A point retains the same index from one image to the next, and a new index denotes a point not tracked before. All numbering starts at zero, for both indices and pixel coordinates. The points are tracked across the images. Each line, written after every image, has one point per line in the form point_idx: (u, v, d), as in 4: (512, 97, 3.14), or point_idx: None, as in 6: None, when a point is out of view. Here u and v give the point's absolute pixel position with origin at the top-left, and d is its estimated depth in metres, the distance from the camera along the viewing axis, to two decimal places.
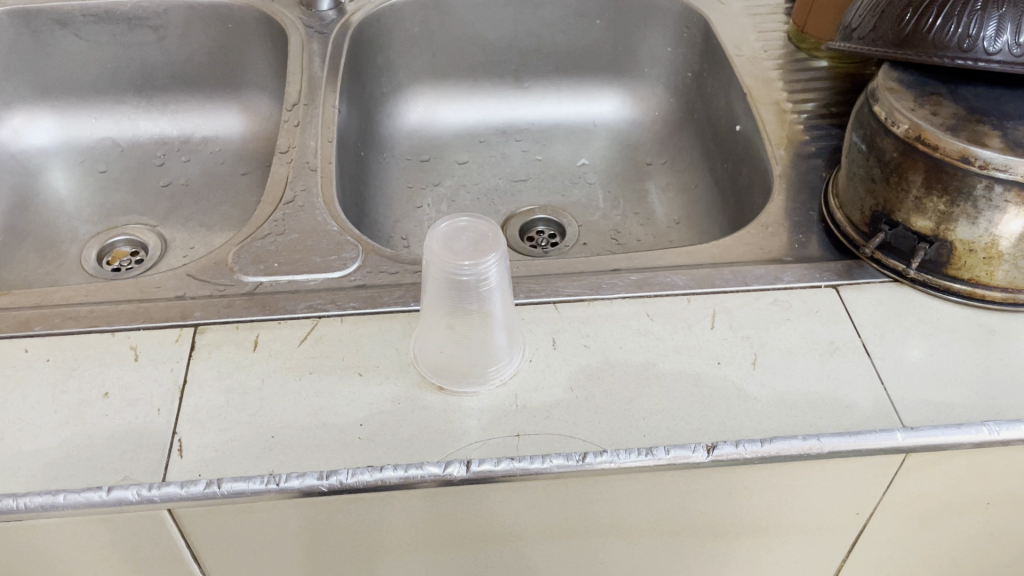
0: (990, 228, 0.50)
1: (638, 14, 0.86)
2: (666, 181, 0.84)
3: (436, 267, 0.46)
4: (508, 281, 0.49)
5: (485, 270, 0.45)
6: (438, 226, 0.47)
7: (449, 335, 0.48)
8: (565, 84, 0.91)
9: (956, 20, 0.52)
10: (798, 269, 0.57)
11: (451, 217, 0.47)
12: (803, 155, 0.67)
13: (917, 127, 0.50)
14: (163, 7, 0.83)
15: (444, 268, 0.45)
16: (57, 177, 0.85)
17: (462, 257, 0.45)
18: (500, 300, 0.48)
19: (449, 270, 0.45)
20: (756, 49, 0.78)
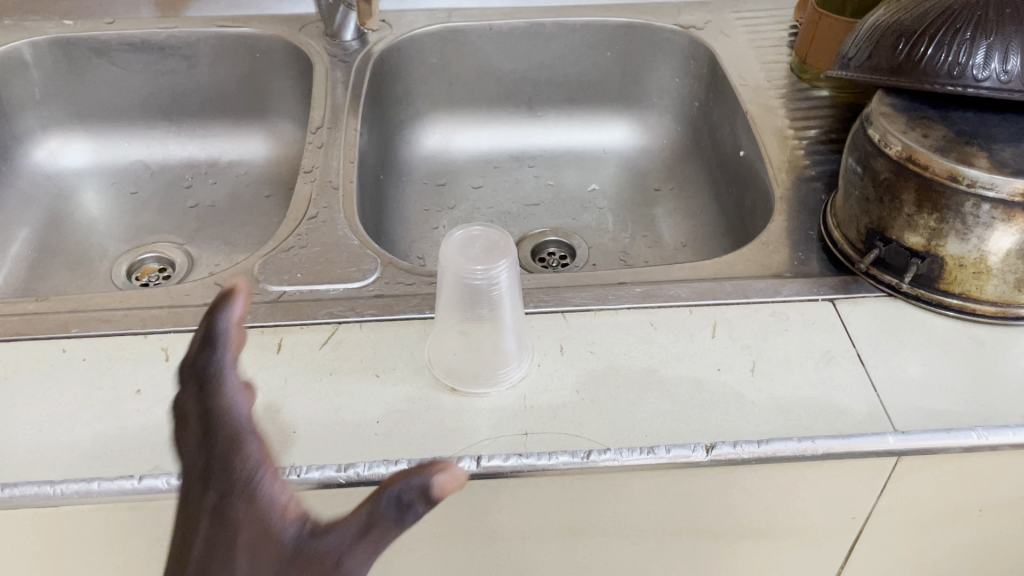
0: (979, 244, 0.52)
1: (647, 46, 0.90)
2: (672, 207, 0.87)
3: (449, 274, 0.49)
4: (518, 291, 0.52)
5: (496, 275, 0.49)
6: (454, 236, 0.51)
7: (460, 343, 0.52)
8: (577, 113, 0.95)
9: (946, 49, 0.56)
10: (797, 284, 0.59)
11: (465, 228, 0.51)
12: (803, 179, 0.70)
13: (909, 148, 0.53)
14: (194, 37, 0.87)
15: (456, 274, 0.49)
16: (90, 197, 0.89)
17: (474, 263, 0.48)
18: (511, 308, 0.51)
19: (462, 275, 0.49)
20: (760, 79, 0.82)
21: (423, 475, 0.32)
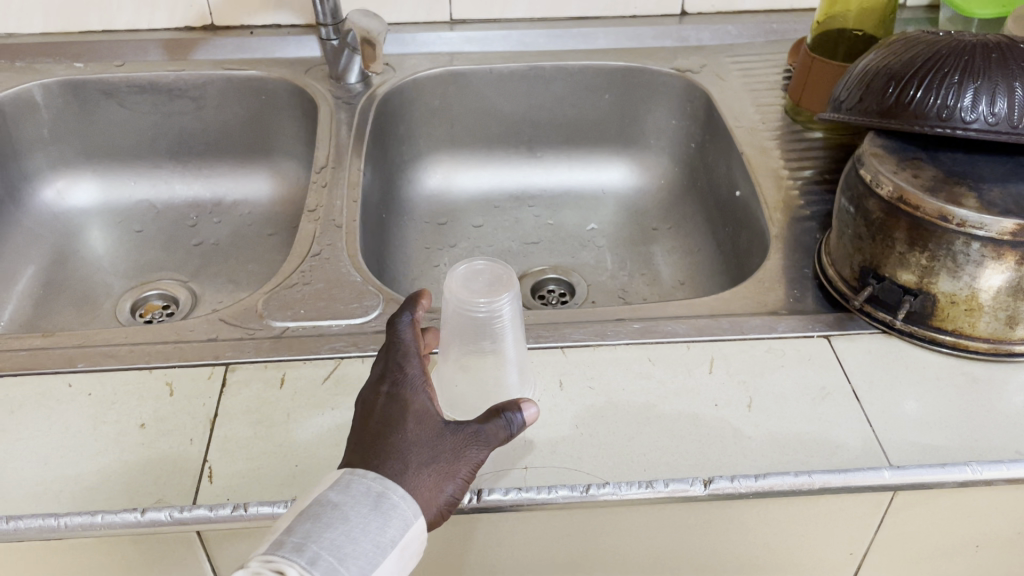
0: (970, 281, 0.53)
1: (644, 89, 0.92)
2: (670, 245, 0.88)
3: (454, 305, 0.50)
4: (521, 324, 0.52)
5: (500, 308, 0.49)
6: (457, 270, 0.51)
7: (464, 377, 0.52)
8: (575, 154, 0.97)
9: (935, 92, 0.57)
10: (793, 321, 0.60)
11: (468, 262, 0.52)
12: (798, 218, 0.71)
13: (900, 189, 0.54)
14: (202, 80, 0.89)
15: (461, 305, 0.50)
16: (95, 235, 0.90)
17: (478, 295, 0.49)
18: (514, 341, 0.51)
19: (466, 308, 0.49)
20: (755, 121, 0.83)
21: (527, 404, 0.45)
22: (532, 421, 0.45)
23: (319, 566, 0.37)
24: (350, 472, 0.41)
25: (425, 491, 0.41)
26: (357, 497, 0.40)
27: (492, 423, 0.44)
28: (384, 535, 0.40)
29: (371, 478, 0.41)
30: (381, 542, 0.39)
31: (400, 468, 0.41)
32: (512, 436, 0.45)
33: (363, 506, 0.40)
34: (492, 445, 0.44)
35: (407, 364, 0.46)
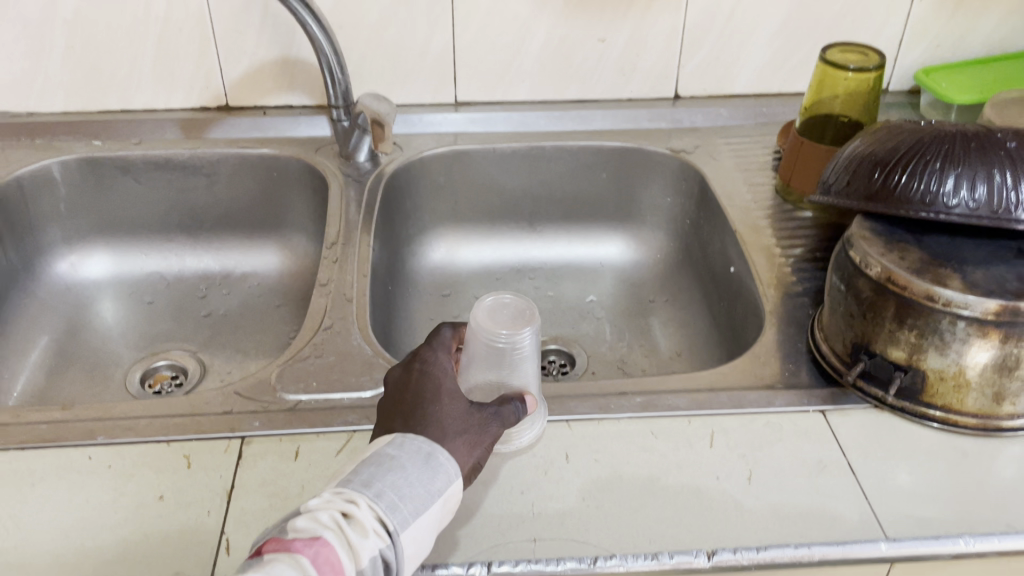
0: (957, 358, 0.56)
1: (641, 168, 0.96)
2: (667, 318, 0.91)
3: (478, 330, 0.54)
4: (536, 355, 0.58)
5: (519, 340, 0.54)
6: (481, 302, 0.56)
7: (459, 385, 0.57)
8: (575, 228, 1.00)
9: (918, 178, 0.61)
10: (788, 395, 0.63)
11: (491, 296, 0.57)
12: (791, 294, 0.74)
13: (888, 270, 0.58)
14: (215, 157, 0.93)
15: (485, 334, 0.54)
16: (106, 307, 0.92)
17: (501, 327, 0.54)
18: (528, 371, 0.57)
19: (489, 338, 0.54)
20: (747, 199, 0.87)
21: (528, 396, 0.56)
22: (529, 411, 0.56)
23: (382, 500, 0.45)
24: (400, 435, 0.49)
25: (461, 455, 0.50)
26: (411, 451, 0.48)
27: (508, 407, 0.53)
28: (434, 484, 0.47)
29: (421, 440, 0.48)
30: (432, 490, 0.47)
31: (442, 430, 0.50)
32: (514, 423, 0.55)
33: (416, 458, 0.47)
34: (505, 425, 0.53)
35: (432, 351, 0.55)
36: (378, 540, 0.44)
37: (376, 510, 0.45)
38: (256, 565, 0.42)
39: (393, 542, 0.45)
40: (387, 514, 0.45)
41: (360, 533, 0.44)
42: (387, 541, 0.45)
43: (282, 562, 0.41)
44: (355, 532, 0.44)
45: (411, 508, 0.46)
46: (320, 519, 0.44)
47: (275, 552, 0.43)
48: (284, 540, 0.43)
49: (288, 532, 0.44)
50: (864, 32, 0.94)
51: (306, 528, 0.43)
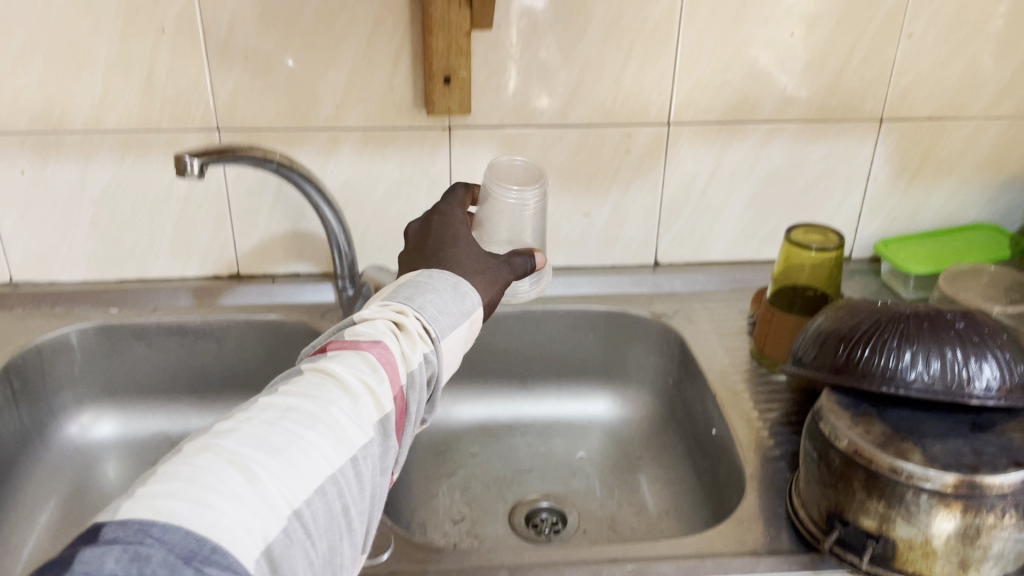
0: (923, 528, 0.60)
1: (625, 330, 1.03)
2: (654, 474, 0.95)
3: (495, 197, 0.72)
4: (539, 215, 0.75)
5: (528, 200, 0.71)
6: (498, 161, 0.74)
7: (481, 233, 0.74)
8: (564, 386, 1.05)
9: (879, 354, 0.68)
10: (770, 562, 0.67)
11: (509, 158, 0.75)
12: (769, 457, 0.79)
13: (856, 442, 0.63)
14: (225, 323, 0.98)
15: (498, 193, 0.71)
16: (111, 467, 0.95)
17: (514, 187, 0.71)
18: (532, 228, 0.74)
19: (505, 202, 0.71)
20: (725, 362, 0.93)
21: (535, 253, 0.70)
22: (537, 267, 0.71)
23: (425, 312, 0.58)
24: (427, 274, 0.62)
25: (479, 286, 0.64)
26: (440, 281, 0.61)
27: (515, 259, 0.68)
28: (461, 306, 0.61)
29: (448, 276, 0.62)
30: (463, 311, 0.61)
31: (463, 271, 0.65)
32: (524, 275, 0.70)
33: (444, 286, 0.61)
34: (513, 272, 0.68)
35: (449, 210, 0.73)
36: (424, 344, 0.57)
37: (419, 320, 0.57)
38: (324, 359, 0.54)
39: (434, 346, 0.57)
40: (430, 324, 0.57)
41: (408, 339, 0.56)
42: (430, 347, 0.57)
43: (352, 354, 0.54)
44: (407, 323, 0.57)
45: (446, 321, 0.59)
46: (376, 327, 0.56)
47: (343, 348, 0.54)
48: (349, 340, 0.55)
49: (347, 336, 0.56)
50: (825, 207, 1.04)
51: (366, 335, 0.55)
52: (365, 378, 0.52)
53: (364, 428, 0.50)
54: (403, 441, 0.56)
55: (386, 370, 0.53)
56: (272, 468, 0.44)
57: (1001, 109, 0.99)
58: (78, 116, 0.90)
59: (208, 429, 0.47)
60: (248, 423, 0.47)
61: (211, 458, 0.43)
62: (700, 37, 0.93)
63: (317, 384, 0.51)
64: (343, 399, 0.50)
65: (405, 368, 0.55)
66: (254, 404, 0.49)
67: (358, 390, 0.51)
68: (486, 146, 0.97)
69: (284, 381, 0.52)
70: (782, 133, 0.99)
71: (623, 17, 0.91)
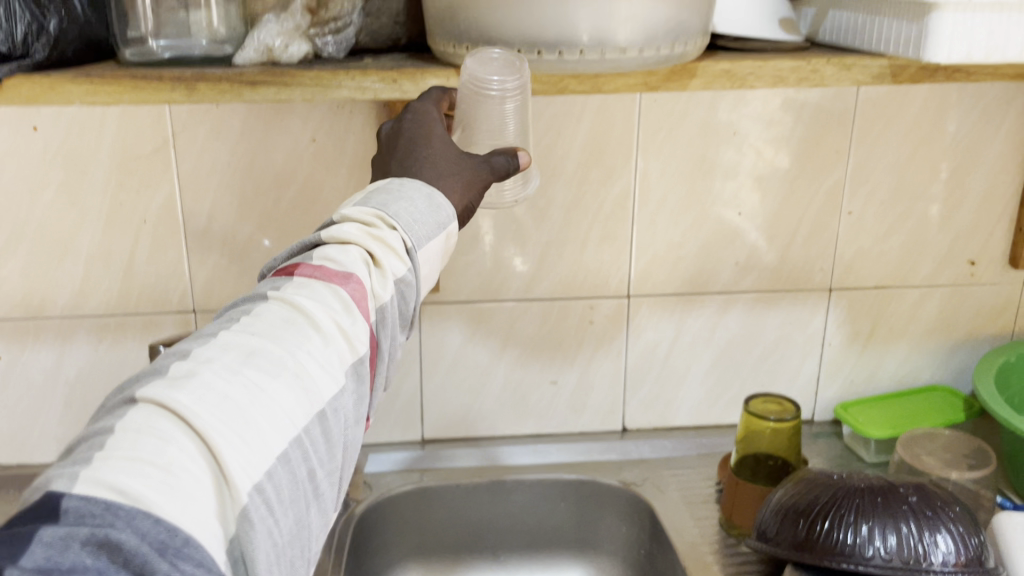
0: None
1: (596, 500, 1.03)
2: None
3: (468, 80, 0.62)
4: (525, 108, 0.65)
5: (507, 88, 0.62)
6: (475, 52, 0.63)
7: (462, 135, 0.65)
8: (536, 558, 1.03)
9: (838, 529, 0.69)
10: None
11: (489, 44, 0.65)
12: None
13: None
14: None
15: (475, 80, 0.61)
16: None
17: (491, 78, 0.61)
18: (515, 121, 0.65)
19: (480, 89, 0.62)
20: (694, 534, 0.93)
21: (520, 151, 0.63)
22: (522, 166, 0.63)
23: (400, 219, 0.56)
24: (398, 182, 0.59)
25: (454, 193, 0.60)
26: (412, 189, 0.59)
27: (495, 158, 0.62)
28: (439, 211, 0.59)
29: (424, 188, 0.59)
30: (441, 221, 0.59)
31: (436, 172, 0.61)
32: (507, 175, 0.63)
33: (417, 196, 0.58)
34: (493, 173, 0.62)
35: (424, 106, 0.64)
36: (399, 262, 0.56)
37: (399, 236, 0.56)
38: (292, 283, 0.53)
39: (412, 259, 0.57)
40: (408, 233, 0.56)
41: (379, 276, 0.56)
42: (404, 266, 0.57)
43: (322, 285, 0.53)
44: (380, 249, 0.56)
45: (423, 231, 0.57)
46: (348, 255, 0.54)
47: (311, 276, 0.53)
48: (319, 265, 0.54)
49: (315, 260, 0.55)
50: (784, 371, 1.07)
51: (337, 262, 0.54)
52: (338, 319, 0.52)
53: (333, 373, 0.51)
54: (378, 384, 0.58)
55: (359, 309, 0.53)
56: (232, 432, 0.43)
57: (942, 279, 1.04)
58: (57, 302, 0.93)
59: (164, 371, 0.45)
60: (208, 366, 0.45)
61: (168, 419, 0.42)
62: (654, 218, 0.98)
63: (284, 323, 0.50)
64: (311, 339, 0.50)
65: (375, 303, 0.55)
66: (216, 342, 0.48)
67: (328, 331, 0.51)
68: (454, 322, 1.01)
69: (244, 313, 0.51)
70: (737, 303, 1.04)
71: (580, 200, 0.97)
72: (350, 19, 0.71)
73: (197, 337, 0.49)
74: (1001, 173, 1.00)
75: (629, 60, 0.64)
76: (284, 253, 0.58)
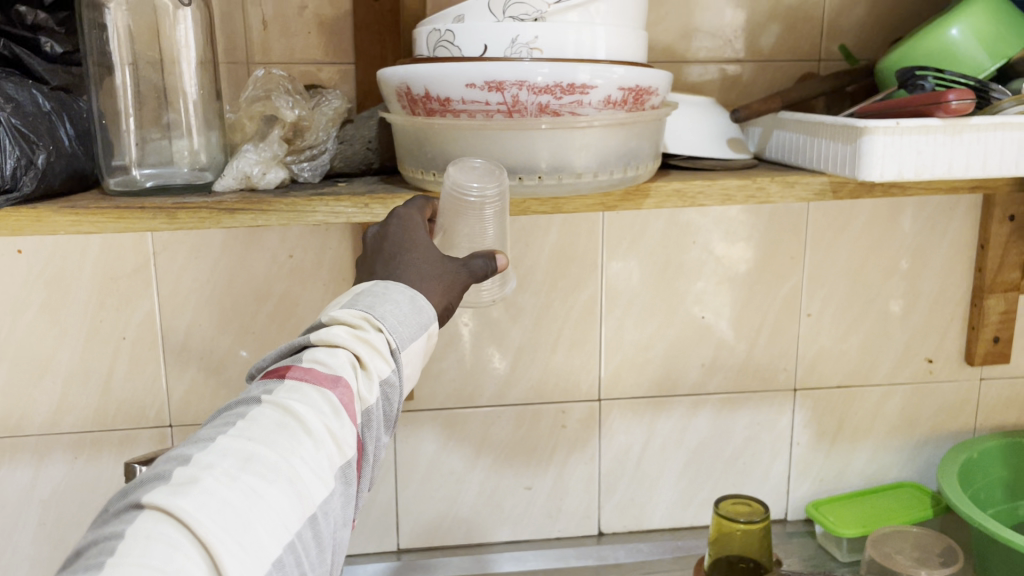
0: None
1: None
2: None
3: (451, 189, 0.63)
4: (504, 215, 0.65)
5: (487, 192, 0.63)
6: (463, 159, 0.65)
7: (443, 240, 0.65)
8: None
9: None
10: None
11: (468, 161, 0.65)
12: None
13: None
14: None
15: (456, 187, 0.63)
16: None
17: (471, 183, 0.62)
18: (494, 227, 0.65)
19: (460, 193, 0.63)
20: None
21: (499, 255, 0.62)
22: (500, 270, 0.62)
23: (386, 321, 0.55)
24: (382, 285, 0.58)
25: (434, 297, 0.58)
26: (396, 292, 0.57)
27: (473, 261, 0.60)
28: (421, 313, 0.57)
29: (406, 292, 0.57)
30: (422, 323, 0.57)
31: (418, 275, 0.59)
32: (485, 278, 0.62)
33: (401, 299, 0.57)
34: (472, 277, 0.60)
35: (408, 212, 0.63)
36: (384, 363, 0.54)
37: (384, 337, 0.54)
38: (283, 386, 0.51)
39: (396, 362, 0.55)
40: (393, 335, 0.54)
41: (365, 378, 0.53)
42: (390, 367, 0.55)
43: (313, 389, 0.51)
44: (367, 352, 0.54)
45: (407, 332, 0.55)
46: (336, 358, 0.52)
47: (301, 379, 0.51)
48: (309, 368, 0.52)
49: (305, 362, 0.53)
50: (755, 471, 1.09)
51: (326, 366, 0.52)
52: (328, 422, 0.50)
53: (324, 479, 0.49)
54: (365, 484, 0.55)
55: (347, 412, 0.51)
56: (233, 540, 0.42)
57: (902, 377, 1.08)
58: (35, 420, 0.94)
59: (166, 477, 0.44)
60: (209, 473, 0.44)
61: (173, 529, 0.41)
62: (621, 324, 1.02)
63: (278, 427, 0.48)
64: (303, 443, 0.48)
65: (361, 406, 0.53)
66: (212, 448, 0.46)
67: (320, 434, 0.49)
68: (428, 429, 1.02)
69: (239, 416, 0.49)
70: (705, 404, 1.06)
71: (549, 307, 1.00)
72: (324, 146, 0.77)
73: (194, 441, 0.47)
74: (950, 275, 1.05)
75: (585, 183, 0.69)
76: (272, 354, 0.56)
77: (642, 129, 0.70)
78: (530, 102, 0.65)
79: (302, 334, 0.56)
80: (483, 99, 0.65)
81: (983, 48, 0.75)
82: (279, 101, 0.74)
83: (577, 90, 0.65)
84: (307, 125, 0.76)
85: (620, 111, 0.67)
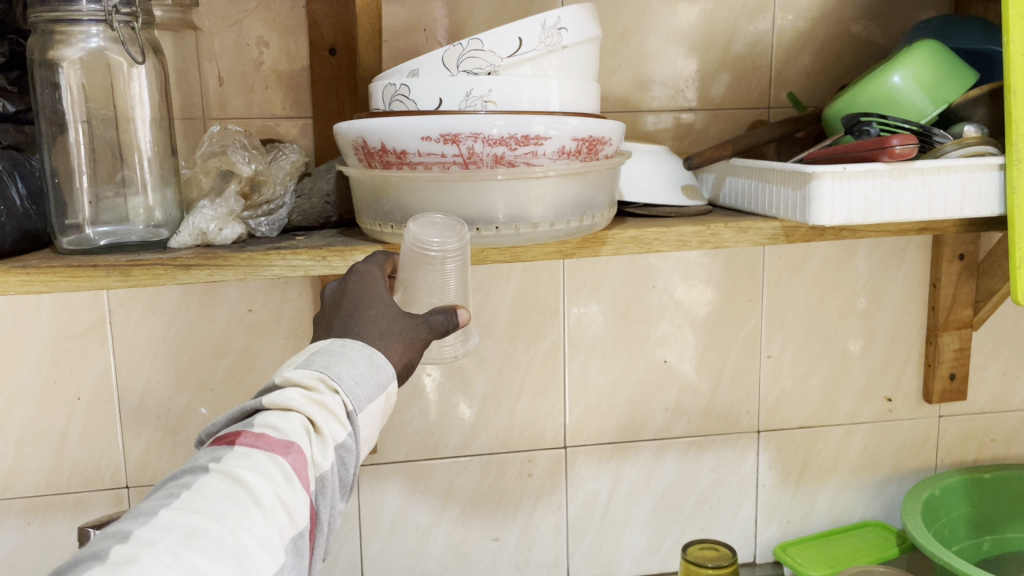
0: None
1: None
2: None
3: (412, 244, 0.63)
4: (465, 272, 0.65)
5: (448, 248, 0.63)
6: (423, 215, 0.64)
7: (405, 296, 0.65)
8: None
9: None
10: None
11: (431, 215, 0.65)
12: None
13: None
14: None
15: (417, 242, 0.62)
16: None
17: (433, 238, 0.62)
18: (455, 284, 0.65)
19: (421, 248, 0.62)
20: None
21: (460, 309, 0.61)
22: (462, 325, 0.61)
23: (343, 382, 0.54)
24: (341, 343, 0.57)
25: (393, 351, 0.58)
26: (354, 351, 0.56)
27: (434, 317, 0.59)
28: (381, 374, 0.56)
29: (365, 350, 0.57)
30: (381, 382, 0.56)
31: (377, 331, 0.58)
32: (448, 332, 0.61)
33: (359, 357, 0.56)
34: (432, 333, 0.59)
35: (369, 268, 0.62)
36: (340, 427, 0.54)
37: (340, 399, 0.54)
38: (233, 454, 0.50)
39: (352, 425, 0.54)
40: (349, 397, 0.54)
41: (320, 443, 0.53)
42: (346, 430, 0.54)
43: (264, 456, 0.50)
44: (322, 415, 0.53)
45: (364, 393, 0.55)
46: (289, 423, 0.52)
47: (252, 445, 0.50)
48: (260, 433, 0.51)
49: (256, 427, 0.52)
50: (722, 515, 1.09)
51: (278, 431, 0.51)
52: (279, 491, 0.50)
53: (273, 552, 0.48)
54: (319, 554, 0.54)
55: (299, 480, 0.51)
56: None
57: (862, 417, 1.09)
58: None
59: (102, 556, 0.42)
60: (149, 550, 0.43)
61: None
62: (584, 369, 1.02)
63: (225, 498, 0.47)
64: (251, 514, 0.48)
65: (315, 472, 0.53)
66: (154, 523, 0.45)
67: (270, 504, 0.49)
68: (392, 482, 1.01)
69: (184, 487, 0.48)
70: (671, 448, 1.06)
71: (512, 354, 1.00)
72: (281, 200, 0.77)
73: (134, 515, 0.46)
74: (904, 314, 1.07)
75: (543, 232, 0.69)
76: (223, 417, 0.55)
77: (596, 177, 0.71)
78: (486, 153, 0.65)
79: (254, 396, 0.55)
80: (439, 151, 0.65)
81: (924, 90, 0.77)
82: (235, 155, 0.74)
83: (532, 141, 0.66)
84: (264, 179, 0.76)
85: (575, 161, 0.68)
